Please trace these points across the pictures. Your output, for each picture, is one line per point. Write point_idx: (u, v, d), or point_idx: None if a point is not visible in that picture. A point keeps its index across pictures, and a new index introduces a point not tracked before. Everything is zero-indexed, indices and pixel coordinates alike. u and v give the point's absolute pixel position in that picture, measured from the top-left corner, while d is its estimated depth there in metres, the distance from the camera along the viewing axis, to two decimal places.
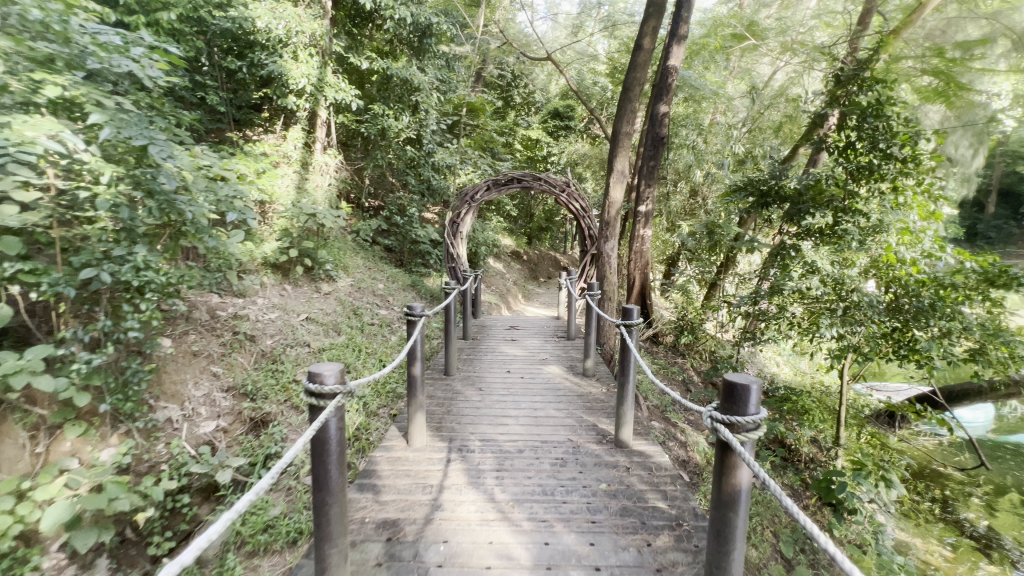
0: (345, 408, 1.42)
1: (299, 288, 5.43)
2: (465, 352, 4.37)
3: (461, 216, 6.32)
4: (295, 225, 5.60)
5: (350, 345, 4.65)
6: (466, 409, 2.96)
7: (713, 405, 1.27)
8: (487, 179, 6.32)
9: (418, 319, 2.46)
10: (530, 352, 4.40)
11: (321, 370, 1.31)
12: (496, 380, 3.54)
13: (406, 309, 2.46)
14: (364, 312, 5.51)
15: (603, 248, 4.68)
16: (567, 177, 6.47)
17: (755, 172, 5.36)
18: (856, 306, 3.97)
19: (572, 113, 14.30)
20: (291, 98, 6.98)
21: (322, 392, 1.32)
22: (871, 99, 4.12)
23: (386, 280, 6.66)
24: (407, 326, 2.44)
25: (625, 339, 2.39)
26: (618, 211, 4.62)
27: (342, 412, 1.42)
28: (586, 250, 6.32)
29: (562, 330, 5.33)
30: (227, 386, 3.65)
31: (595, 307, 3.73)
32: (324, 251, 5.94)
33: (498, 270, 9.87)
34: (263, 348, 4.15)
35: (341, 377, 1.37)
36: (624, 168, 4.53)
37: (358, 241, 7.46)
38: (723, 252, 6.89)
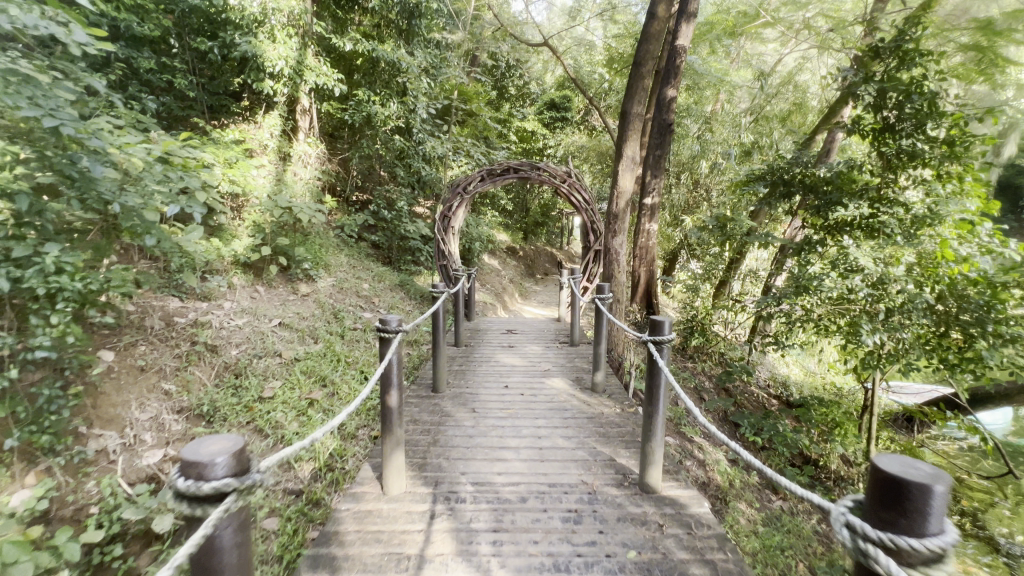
0: (245, 507, 1.10)
1: (274, 290, 4.93)
2: (456, 362, 3.87)
3: (452, 209, 5.78)
4: (269, 219, 5.10)
5: (328, 355, 4.14)
6: (457, 439, 2.47)
7: (857, 502, 0.95)
8: (481, 169, 5.78)
9: (394, 335, 1.96)
10: (531, 361, 3.90)
11: (199, 461, 0.98)
12: (492, 399, 3.04)
13: (378, 324, 1.95)
14: (346, 316, 5.00)
15: (611, 244, 4.20)
16: (567, 166, 5.93)
17: (775, 161, 4.88)
18: (900, 309, 3.52)
19: (569, 104, 13.79)
20: (267, 81, 6.46)
21: (202, 492, 1.00)
22: (913, 75, 3.67)
23: (373, 279, 6.13)
24: (380, 344, 1.93)
25: (655, 360, 1.88)
26: (627, 203, 4.12)
27: (242, 512, 1.10)
28: (589, 246, 5.82)
29: (564, 335, 4.83)
30: (179, 407, 3.15)
31: (606, 312, 3.22)
32: (303, 248, 5.43)
33: (494, 268, 9.38)
34: (227, 359, 3.65)
35: (235, 472, 1.04)
36: (634, 154, 4.04)
37: (342, 237, 6.94)
38: (737, 247, 6.38)
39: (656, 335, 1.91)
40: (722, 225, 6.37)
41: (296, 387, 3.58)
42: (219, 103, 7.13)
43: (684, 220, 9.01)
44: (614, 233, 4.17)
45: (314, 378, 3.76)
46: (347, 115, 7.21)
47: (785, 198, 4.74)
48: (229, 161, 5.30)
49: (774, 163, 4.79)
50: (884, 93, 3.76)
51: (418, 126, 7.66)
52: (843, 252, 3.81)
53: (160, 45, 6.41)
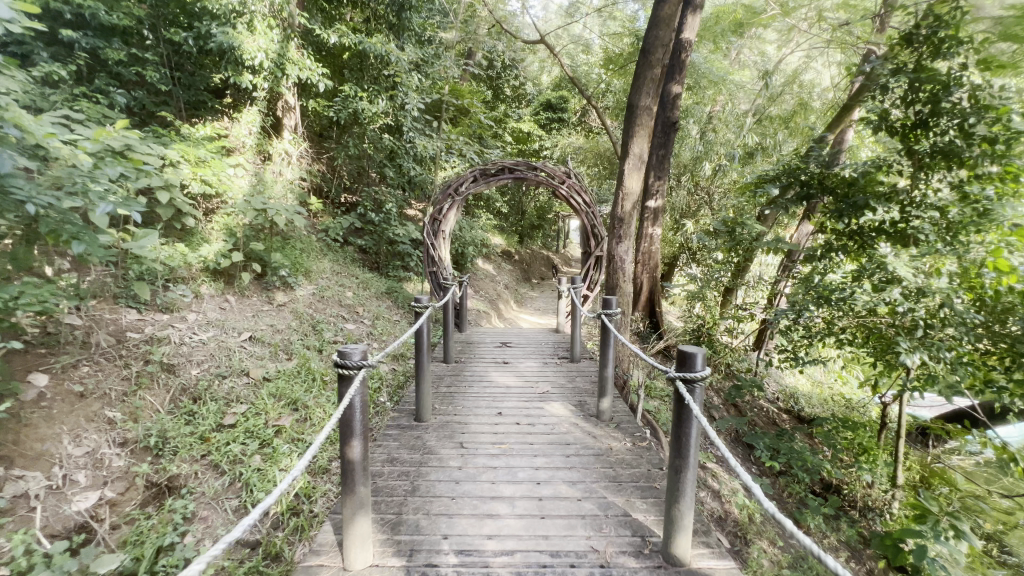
0: None
1: (246, 300, 4.51)
2: (443, 382, 3.46)
3: (443, 211, 5.36)
4: (242, 222, 4.70)
5: (302, 374, 3.73)
6: (441, 487, 2.07)
7: None
8: (474, 168, 5.39)
9: (357, 372, 1.56)
10: (527, 381, 3.50)
11: None
12: (483, 430, 2.64)
13: (337, 357, 1.55)
14: (326, 328, 4.59)
15: (615, 250, 3.79)
16: (566, 167, 5.55)
17: (791, 161, 4.52)
18: (941, 324, 3.17)
19: (565, 105, 13.47)
20: (246, 75, 6.06)
21: None
22: (951, 65, 3.30)
23: (357, 287, 5.71)
24: (339, 383, 1.53)
25: (688, 404, 1.48)
26: (633, 205, 3.74)
27: None
28: (590, 252, 5.44)
29: (564, 349, 4.45)
30: (122, 440, 2.73)
31: (614, 329, 2.82)
32: (280, 254, 5.02)
33: (488, 273, 8.97)
34: (185, 381, 3.23)
35: None
36: (642, 151, 3.66)
37: (326, 241, 6.52)
38: (747, 252, 6.00)
39: (684, 371, 1.51)
40: (729, 230, 6.01)
41: (263, 413, 3.17)
42: (197, 99, 6.72)
43: (686, 224, 8.65)
44: (619, 238, 3.79)
45: (284, 401, 3.34)
46: (333, 112, 6.81)
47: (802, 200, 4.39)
48: (200, 159, 4.90)
49: (790, 164, 4.43)
50: (918, 85, 3.40)
51: (408, 124, 7.24)
52: (876, 260, 3.44)
53: (132, 36, 6.01)
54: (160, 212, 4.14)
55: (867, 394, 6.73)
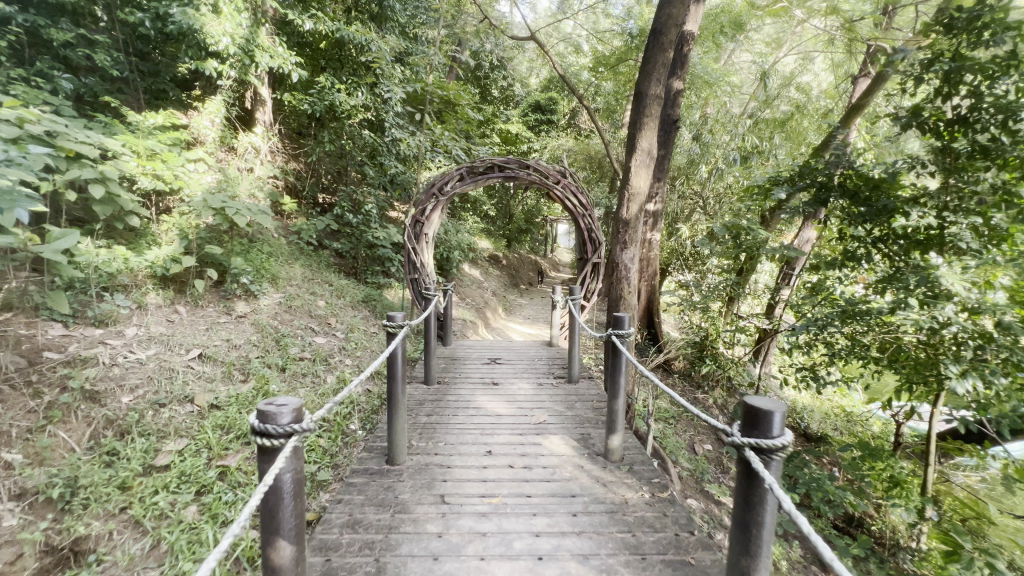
0: None
1: (199, 310, 3.97)
2: (423, 410, 2.97)
3: (426, 213, 4.86)
4: (197, 222, 4.15)
5: (259, 399, 3.19)
6: (414, 566, 1.60)
7: None
8: (460, 165, 4.90)
9: (287, 443, 1.09)
10: (520, 409, 3.04)
11: None
12: (469, 477, 2.18)
13: (255, 423, 1.06)
14: (292, 342, 4.06)
15: (621, 257, 3.35)
16: (561, 166, 5.11)
17: (807, 162, 4.15)
18: (994, 344, 2.88)
19: (555, 107, 13.07)
20: (210, 62, 5.52)
21: None
22: (1001, 52, 2.92)
23: (330, 294, 5.15)
24: (261, 461, 1.07)
25: (769, 485, 1.02)
26: (641, 207, 3.30)
27: None
28: (586, 258, 5.00)
29: (559, 366, 4.00)
30: (18, 492, 2.18)
31: (626, 355, 2.35)
32: (241, 258, 4.48)
33: (474, 279, 8.48)
34: (112, 411, 2.69)
35: None
36: (651, 146, 3.23)
37: (298, 244, 5.96)
38: (752, 259, 5.62)
39: (755, 436, 1.07)
40: (735, 236, 5.63)
41: (205, 450, 2.65)
42: (158, 89, 6.13)
43: (681, 228, 8.28)
44: (624, 245, 3.36)
45: (233, 434, 2.81)
46: (307, 104, 6.28)
47: (820, 203, 4.01)
48: (150, 152, 4.34)
49: (808, 165, 4.05)
50: (959, 76, 3.04)
51: (389, 119, 6.71)
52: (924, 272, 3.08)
53: (83, 16, 5.41)
54: (96, 209, 3.59)
55: (870, 407, 6.41)
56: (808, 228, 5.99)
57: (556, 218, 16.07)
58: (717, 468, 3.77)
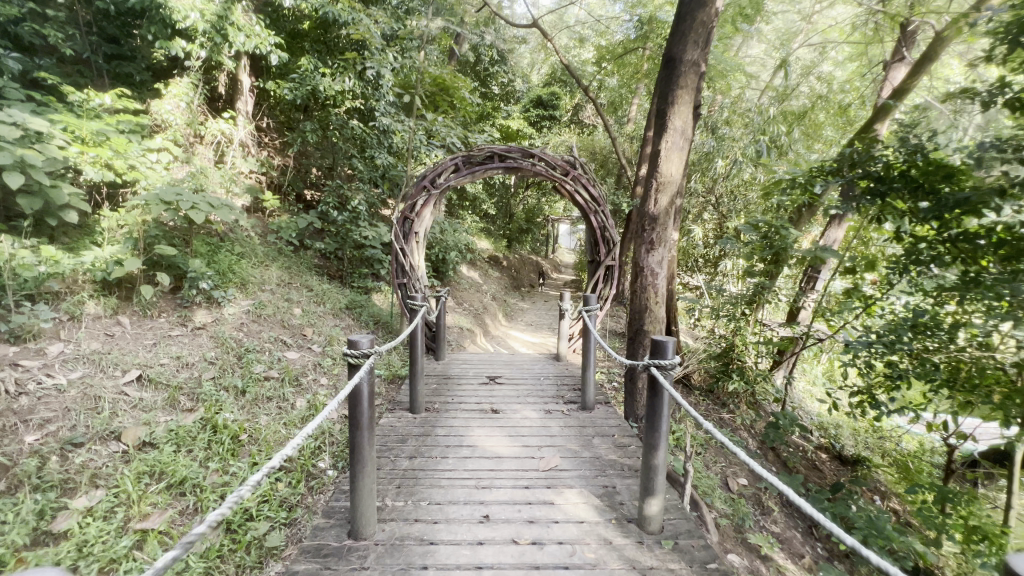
0: None
1: (149, 321, 3.38)
2: (404, 452, 2.39)
3: (416, 208, 4.25)
4: (149, 219, 3.57)
5: (206, 433, 2.61)
6: None
7: None
8: (455, 154, 4.29)
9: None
10: (525, 448, 2.46)
11: None
12: (460, 563, 1.60)
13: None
14: (258, 360, 3.47)
15: (647, 261, 2.79)
16: (570, 156, 4.53)
17: (860, 151, 3.56)
18: None
19: (558, 102, 12.69)
20: (177, 41, 4.94)
21: None
22: None
23: (308, 301, 4.55)
24: None
25: None
26: (672, 200, 2.72)
27: None
28: (598, 261, 4.43)
29: (570, 387, 3.42)
30: None
31: (674, 392, 1.76)
32: (203, 260, 3.90)
33: (472, 282, 7.91)
34: (7, 457, 2.11)
35: None
36: (686, 126, 2.64)
37: (277, 244, 5.35)
38: (781, 261, 5.07)
39: None
40: (764, 235, 5.05)
41: (122, 509, 2.06)
42: (126, 75, 5.54)
43: (693, 227, 7.71)
44: (650, 246, 2.78)
45: (164, 484, 2.23)
46: (288, 90, 5.70)
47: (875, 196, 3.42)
48: (96, 138, 3.77)
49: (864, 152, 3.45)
50: None
51: (380, 108, 6.13)
52: None
53: None
54: (21, 202, 3.03)
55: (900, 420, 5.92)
56: (834, 227, 5.58)
57: (557, 218, 15.51)
58: (757, 509, 3.19)
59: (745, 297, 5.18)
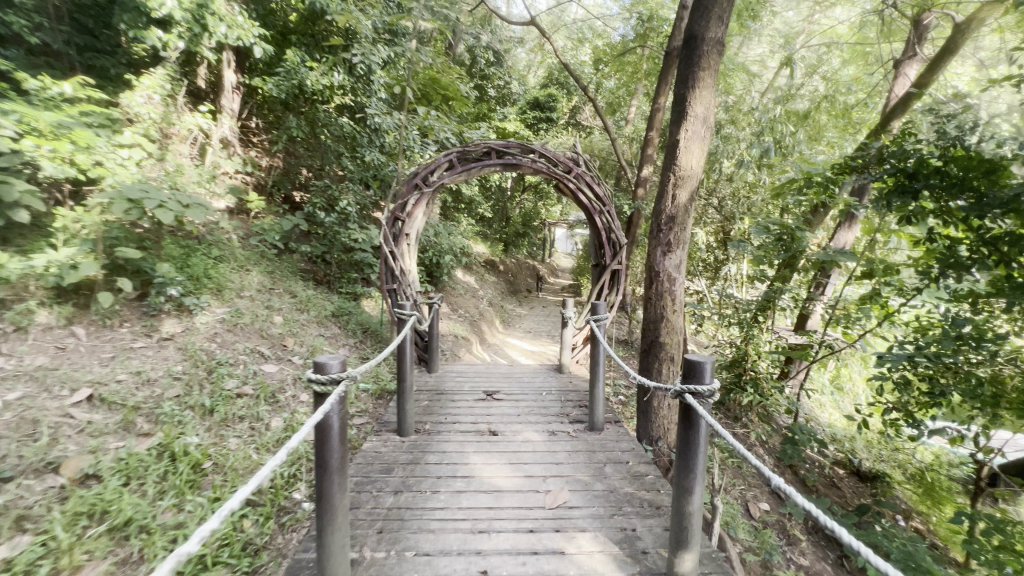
0: None
1: (108, 332, 3.05)
2: (388, 485, 2.07)
3: (407, 208, 3.93)
4: (112, 218, 3.25)
5: (162, 462, 2.27)
6: None
7: None
8: (448, 150, 3.99)
9: None
10: (528, 479, 2.14)
11: None
12: None
13: None
14: (230, 374, 3.13)
15: (664, 264, 2.49)
16: (573, 152, 4.23)
17: (890, 146, 3.28)
18: None
19: (554, 104, 12.28)
20: (153, 30, 4.59)
21: None
22: None
23: (290, 308, 4.21)
24: None
25: None
26: (691, 196, 2.43)
27: None
28: (603, 265, 4.13)
29: (575, 404, 3.10)
30: None
31: (712, 425, 1.44)
32: (173, 265, 3.57)
33: (467, 287, 7.59)
34: None
35: None
36: (707, 113, 2.36)
37: (257, 246, 4.99)
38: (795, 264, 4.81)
39: None
40: (779, 238, 4.77)
41: (50, 561, 1.72)
42: (98, 68, 5.09)
43: (697, 231, 7.44)
44: (667, 248, 2.49)
45: (104, 527, 1.88)
46: (273, 85, 5.40)
47: (907, 194, 3.14)
48: (56, 130, 3.43)
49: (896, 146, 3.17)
50: None
51: (370, 104, 5.84)
52: None
53: None
54: None
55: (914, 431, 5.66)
56: (845, 231, 5.33)
57: (554, 222, 15.23)
58: (783, 539, 2.89)
59: (759, 302, 4.84)
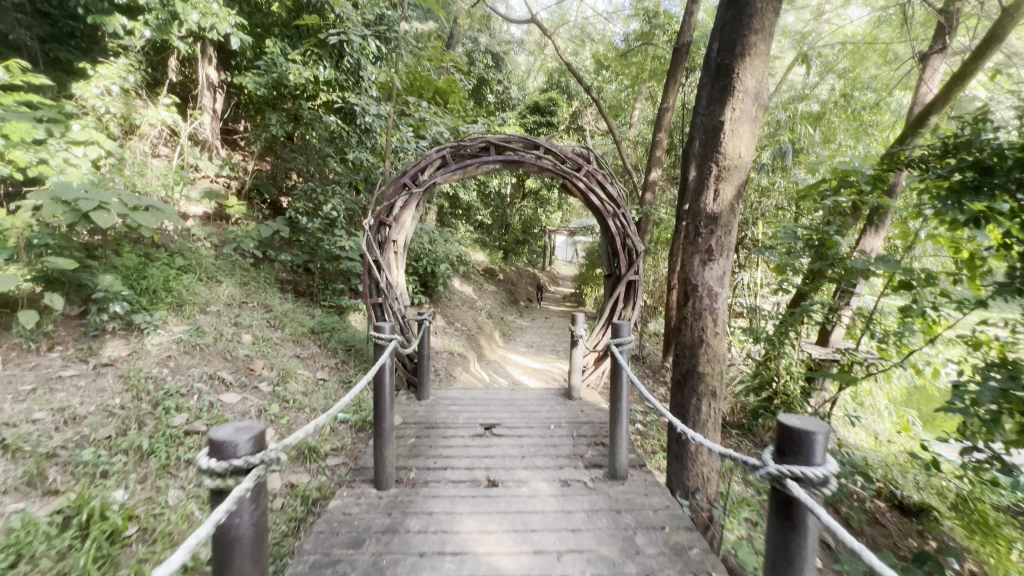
0: None
1: (31, 359, 2.56)
2: (356, 570, 1.58)
3: (394, 211, 3.44)
4: (46, 222, 2.77)
5: (66, 534, 1.77)
6: None
7: None
8: (441, 146, 3.52)
9: None
10: (537, 557, 1.65)
11: None
12: None
13: None
14: (178, 407, 2.62)
15: (704, 276, 2.05)
16: (584, 148, 3.78)
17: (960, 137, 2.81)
18: None
19: (556, 109, 11.57)
20: (116, 17, 4.13)
21: None
22: None
23: (262, 325, 3.72)
24: None
25: None
26: (739, 191, 1.98)
27: None
28: (618, 275, 3.66)
29: (589, 441, 2.61)
30: None
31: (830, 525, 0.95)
32: (123, 278, 3.11)
33: (465, 297, 7.11)
34: None
35: None
36: (758, 89, 1.93)
37: (228, 254, 4.45)
38: (835, 276, 4.26)
39: None
40: (809, 244, 4.30)
41: None
42: None
43: None
44: (708, 256, 2.03)
45: None
46: (252, 79, 4.95)
47: (983, 191, 2.68)
48: None
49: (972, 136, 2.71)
50: None
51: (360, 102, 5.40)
52: None
53: None
54: None
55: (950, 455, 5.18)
56: (872, 234, 4.68)
57: (555, 230, 14.86)
58: None
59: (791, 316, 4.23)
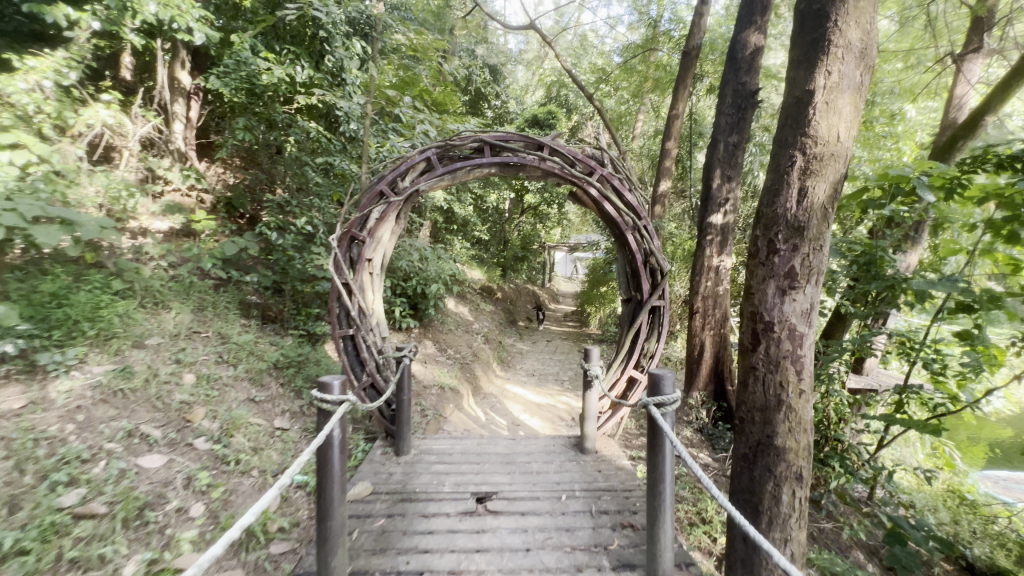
0: None
1: None
2: None
3: (369, 224, 2.86)
4: None
5: None
6: None
7: None
8: (425, 146, 2.94)
9: None
10: None
11: None
12: None
13: None
14: (74, 480, 1.99)
15: (784, 309, 1.79)
16: (596, 149, 3.23)
17: None
18: None
19: (555, 122, 10.55)
20: (58, 6, 3.60)
21: None
22: None
23: (212, 362, 3.10)
24: None
25: None
26: (826, 215, 1.76)
27: None
28: (639, 299, 3.08)
29: (613, 524, 1.99)
30: None
31: None
32: (30, 306, 2.52)
33: (459, 320, 6.52)
34: None
35: None
36: (848, 99, 1.73)
37: (183, 276, 3.84)
38: (885, 298, 3.69)
39: None
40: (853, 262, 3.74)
41: None
42: None
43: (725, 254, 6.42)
44: (789, 285, 1.78)
45: None
46: (219, 78, 4.42)
47: None
48: None
49: None
50: None
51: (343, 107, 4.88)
52: None
53: None
54: None
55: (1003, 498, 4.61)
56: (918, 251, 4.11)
57: (554, 246, 14.32)
58: None
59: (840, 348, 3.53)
